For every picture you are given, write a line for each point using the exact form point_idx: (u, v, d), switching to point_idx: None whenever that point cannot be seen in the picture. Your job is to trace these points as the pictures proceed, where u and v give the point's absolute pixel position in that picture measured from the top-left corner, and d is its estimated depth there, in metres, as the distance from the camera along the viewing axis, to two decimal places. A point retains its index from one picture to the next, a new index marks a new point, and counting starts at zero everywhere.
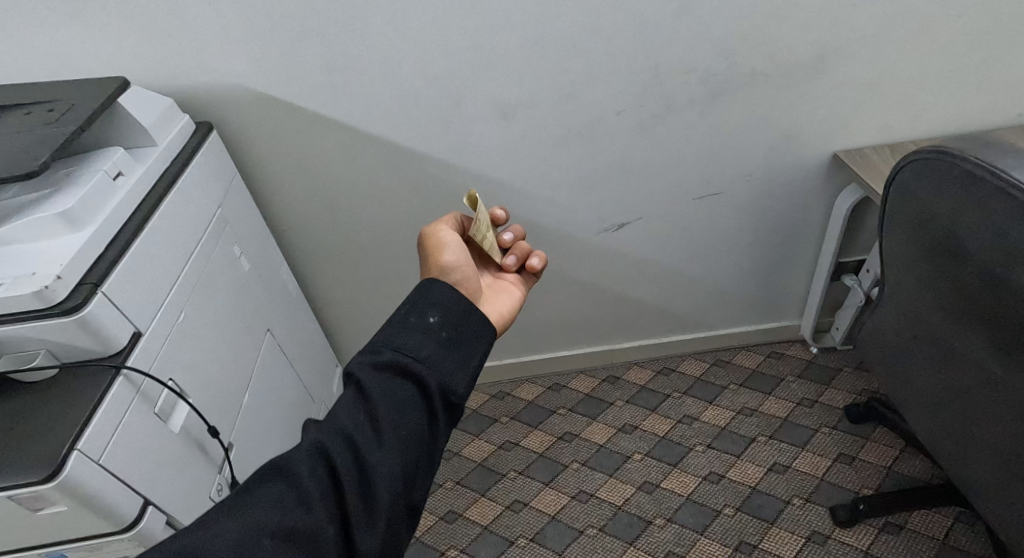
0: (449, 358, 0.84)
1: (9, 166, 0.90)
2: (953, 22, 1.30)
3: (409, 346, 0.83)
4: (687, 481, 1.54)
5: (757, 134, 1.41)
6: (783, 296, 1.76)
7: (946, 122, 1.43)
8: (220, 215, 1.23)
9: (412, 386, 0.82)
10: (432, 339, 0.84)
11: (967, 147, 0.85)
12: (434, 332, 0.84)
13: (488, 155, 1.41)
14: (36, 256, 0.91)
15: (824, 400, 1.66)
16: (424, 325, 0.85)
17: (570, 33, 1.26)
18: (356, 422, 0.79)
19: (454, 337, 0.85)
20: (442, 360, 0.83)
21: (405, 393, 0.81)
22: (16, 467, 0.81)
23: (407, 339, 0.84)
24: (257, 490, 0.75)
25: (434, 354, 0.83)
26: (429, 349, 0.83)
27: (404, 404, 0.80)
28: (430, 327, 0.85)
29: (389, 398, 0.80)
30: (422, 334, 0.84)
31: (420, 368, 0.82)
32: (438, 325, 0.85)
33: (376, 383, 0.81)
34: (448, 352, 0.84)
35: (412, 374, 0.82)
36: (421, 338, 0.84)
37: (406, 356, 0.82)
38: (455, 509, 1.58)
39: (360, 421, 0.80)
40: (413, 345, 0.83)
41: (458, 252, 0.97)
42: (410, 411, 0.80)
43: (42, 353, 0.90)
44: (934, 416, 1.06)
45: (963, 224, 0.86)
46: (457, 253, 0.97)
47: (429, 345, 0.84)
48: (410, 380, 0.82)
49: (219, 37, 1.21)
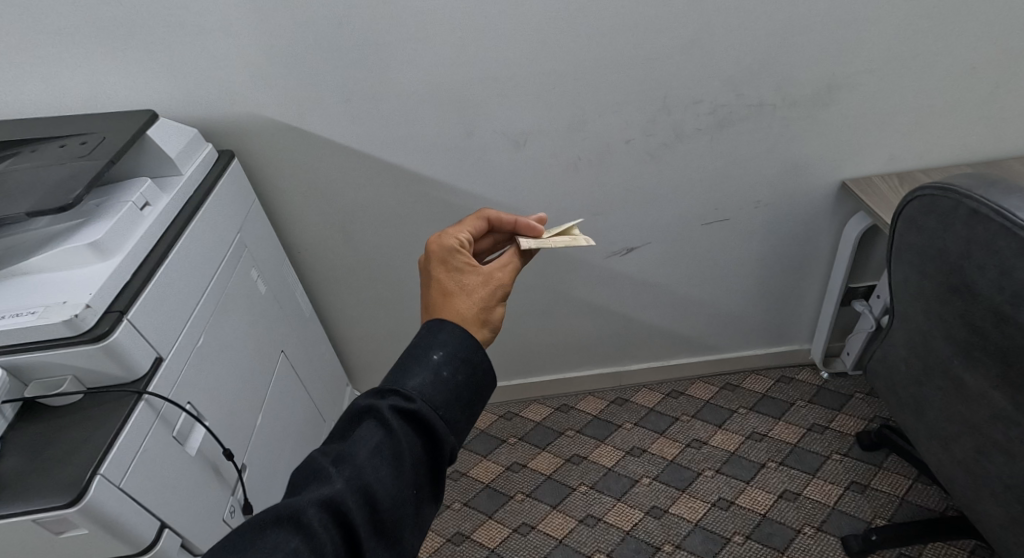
0: (464, 420, 0.82)
1: (45, 200, 0.94)
2: (961, 57, 1.31)
3: (434, 400, 0.80)
4: (696, 507, 1.55)
5: (766, 162, 1.43)
6: (792, 321, 1.76)
7: (955, 153, 1.44)
8: (239, 241, 1.25)
9: (431, 443, 0.80)
10: (456, 398, 0.81)
11: (974, 186, 0.86)
12: (458, 390, 0.82)
13: (500, 179, 1.43)
14: (67, 286, 0.94)
15: (835, 426, 1.66)
16: (449, 381, 0.81)
17: (580, 66, 1.29)
18: (379, 480, 0.76)
19: (472, 397, 0.83)
20: (459, 423, 0.82)
21: (420, 451, 0.80)
22: (39, 492, 0.83)
23: (434, 390, 0.80)
24: (270, 537, 0.72)
25: (456, 415, 0.81)
26: (452, 410, 0.81)
27: (418, 464, 0.79)
28: (456, 384, 0.82)
29: (410, 458, 0.78)
30: (447, 393, 0.81)
31: (444, 429, 0.80)
32: (462, 384, 0.82)
33: (401, 436, 0.78)
34: (466, 413, 0.82)
35: (438, 434, 0.79)
36: (446, 394, 0.81)
37: (433, 413, 0.79)
38: (462, 531, 1.58)
39: (383, 478, 0.76)
40: (439, 401, 0.80)
41: None
42: (422, 472, 0.80)
43: (69, 380, 0.92)
44: (945, 448, 1.06)
45: (969, 262, 0.87)
46: None
47: (453, 407, 0.81)
48: (430, 436, 0.80)
49: (239, 68, 1.24)
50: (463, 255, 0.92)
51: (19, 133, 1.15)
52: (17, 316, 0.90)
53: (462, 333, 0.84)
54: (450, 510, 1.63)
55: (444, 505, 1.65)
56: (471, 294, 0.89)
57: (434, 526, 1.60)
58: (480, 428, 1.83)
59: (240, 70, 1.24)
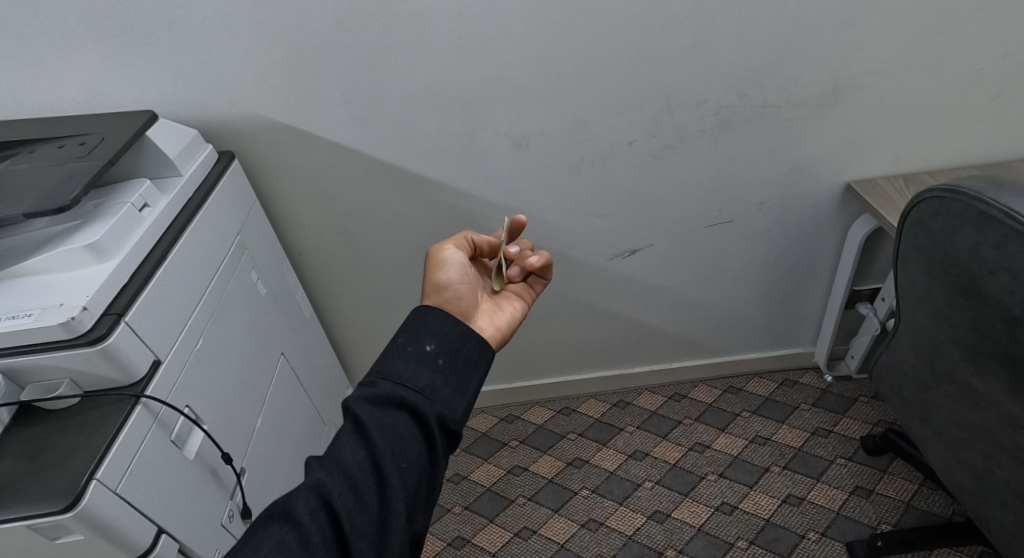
0: (444, 388, 0.84)
1: (43, 201, 0.93)
2: (968, 58, 1.30)
3: (402, 376, 0.83)
4: (699, 511, 1.53)
5: (770, 164, 1.42)
6: (797, 324, 1.75)
7: (960, 155, 1.43)
8: (238, 242, 1.24)
9: (410, 416, 0.82)
10: (427, 369, 0.84)
11: (983, 188, 0.85)
12: (430, 362, 0.84)
13: (502, 181, 1.42)
14: (64, 288, 0.93)
15: (840, 430, 1.65)
16: (422, 354, 0.85)
17: (583, 67, 1.28)
18: (356, 461, 0.79)
19: (452, 365, 0.85)
20: (437, 390, 0.83)
21: (402, 427, 0.81)
22: (34, 497, 0.82)
23: (404, 369, 0.84)
24: (261, 532, 0.76)
25: (432, 384, 0.83)
26: (425, 381, 0.83)
27: (404, 440, 0.80)
28: (425, 355, 0.85)
29: (389, 434, 0.80)
30: (418, 366, 0.84)
31: (417, 398, 0.82)
32: (434, 354, 0.85)
33: (373, 420, 0.81)
34: (446, 382, 0.84)
35: (410, 405, 0.82)
36: (418, 367, 0.84)
37: (401, 387, 0.82)
38: (463, 535, 1.57)
39: (361, 460, 0.79)
40: (410, 375, 0.83)
41: (457, 276, 0.98)
42: (410, 445, 0.81)
43: (65, 383, 0.91)
44: (953, 453, 1.05)
45: (978, 266, 0.86)
46: (456, 277, 0.98)
47: (424, 377, 0.83)
48: (408, 411, 0.82)
49: (240, 69, 1.23)
50: None
51: (18, 134, 1.14)
52: (14, 319, 0.89)
53: None
54: (451, 514, 1.62)
55: (444, 508, 1.64)
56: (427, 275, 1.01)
57: (435, 529, 1.59)
58: (482, 431, 1.82)
59: (241, 70, 1.23)
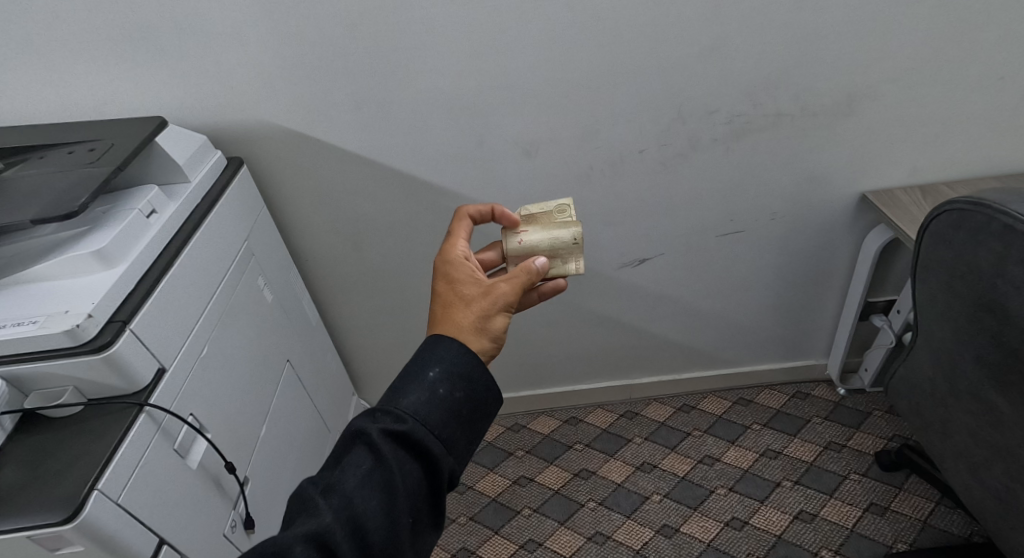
0: (462, 441, 0.82)
1: (50, 206, 0.92)
2: (987, 67, 1.28)
3: (430, 421, 0.80)
4: (708, 526, 1.50)
5: (784, 172, 1.40)
6: (809, 337, 1.72)
7: (979, 164, 1.40)
8: (247, 249, 1.23)
9: (427, 465, 0.80)
10: (453, 417, 0.81)
11: (1008, 201, 0.83)
12: (455, 408, 0.81)
13: (511, 188, 1.40)
14: (70, 294, 0.92)
15: (853, 444, 1.62)
16: (448, 399, 0.81)
17: (595, 73, 1.26)
18: (369, 510, 0.75)
19: (470, 413, 0.82)
20: (456, 442, 0.81)
21: (416, 476, 0.79)
22: (34, 507, 0.80)
23: (429, 411, 0.80)
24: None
25: (452, 436, 0.81)
26: (448, 430, 0.81)
27: (415, 490, 0.79)
28: (453, 402, 0.81)
29: (405, 483, 0.78)
30: (443, 412, 0.81)
31: (440, 450, 0.79)
32: (460, 401, 0.82)
33: (393, 462, 0.78)
34: (464, 434, 0.82)
35: (432, 455, 0.79)
36: (442, 413, 0.80)
37: (427, 433, 0.79)
38: (467, 546, 1.55)
39: (374, 508, 0.76)
40: (436, 422, 0.80)
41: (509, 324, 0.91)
42: (419, 497, 0.79)
43: (70, 391, 0.90)
44: (974, 475, 1.02)
45: (1004, 282, 0.84)
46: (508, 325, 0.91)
47: (448, 426, 0.81)
48: (426, 459, 0.80)
49: (250, 75, 1.22)
50: (467, 266, 0.92)
51: (29, 138, 1.14)
52: (18, 326, 0.88)
53: (463, 351, 0.84)
54: (455, 525, 1.60)
55: (450, 519, 1.62)
56: (473, 304, 0.88)
57: (438, 541, 1.57)
58: (486, 441, 1.80)
59: (250, 76, 1.23)
